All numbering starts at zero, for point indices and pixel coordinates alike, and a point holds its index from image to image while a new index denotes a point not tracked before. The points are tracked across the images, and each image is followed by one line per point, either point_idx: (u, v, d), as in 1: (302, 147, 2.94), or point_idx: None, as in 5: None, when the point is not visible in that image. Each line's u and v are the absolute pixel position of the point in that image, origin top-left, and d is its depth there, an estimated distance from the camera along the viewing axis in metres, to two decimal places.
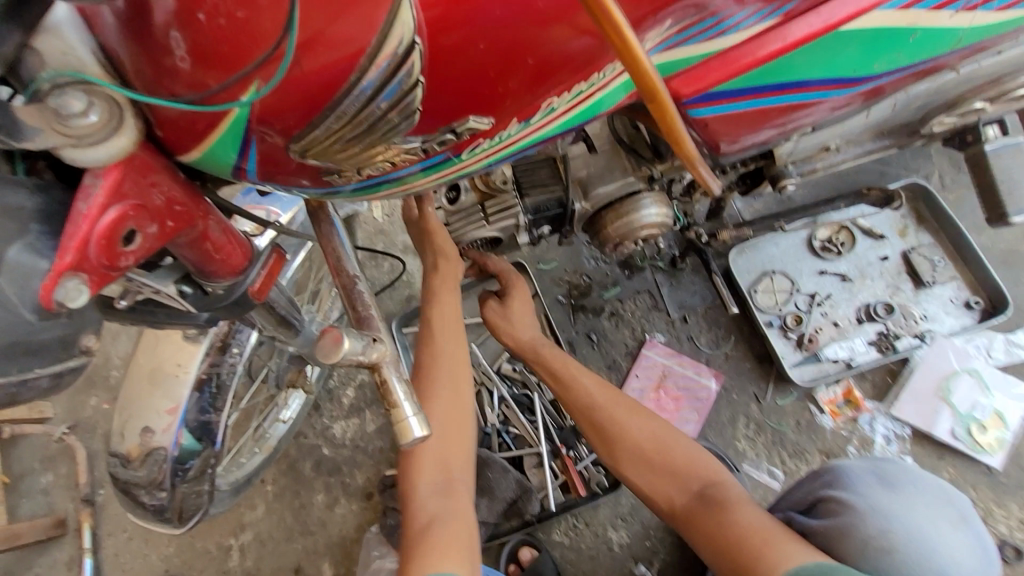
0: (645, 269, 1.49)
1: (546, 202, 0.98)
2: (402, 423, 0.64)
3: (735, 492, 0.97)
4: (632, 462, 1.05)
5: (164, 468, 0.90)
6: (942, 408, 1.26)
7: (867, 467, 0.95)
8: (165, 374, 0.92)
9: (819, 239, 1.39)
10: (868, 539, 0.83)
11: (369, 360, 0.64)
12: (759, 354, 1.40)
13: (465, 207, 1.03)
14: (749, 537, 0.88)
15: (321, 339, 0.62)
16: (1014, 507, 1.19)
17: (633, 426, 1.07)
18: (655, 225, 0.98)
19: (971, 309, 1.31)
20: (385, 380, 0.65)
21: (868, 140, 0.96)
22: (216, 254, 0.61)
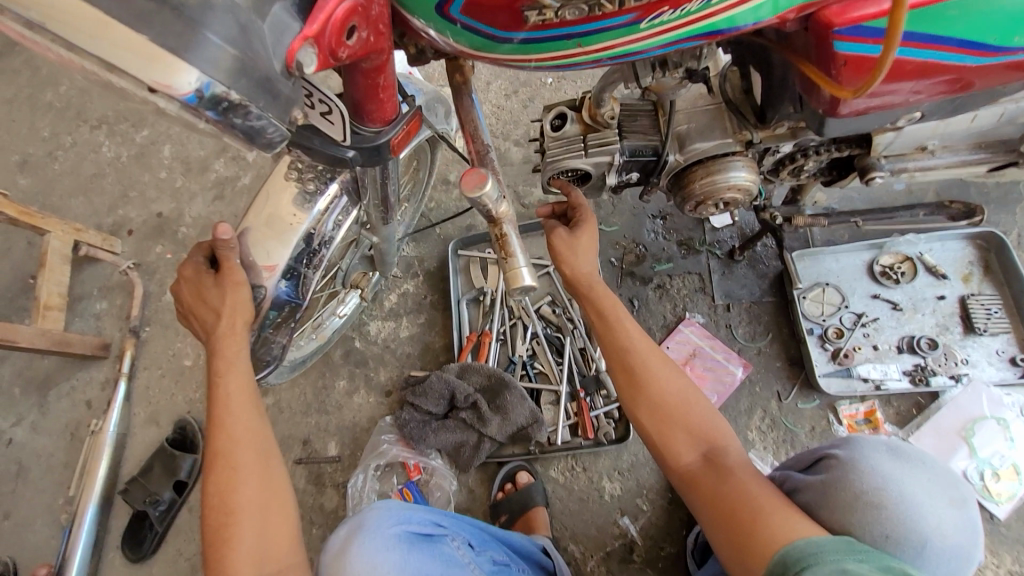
0: (701, 253, 1.55)
1: (642, 148, 1.02)
2: (513, 270, 0.73)
3: (743, 461, 0.87)
4: (652, 414, 0.93)
5: (257, 305, 0.95)
6: (960, 446, 1.26)
7: (878, 438, 0.85)
8: (281, 224, 0.93)
9: (879, 265, 1.41)
10: (859, 495, 0.76)
11: (495, 211, 0.73)
12: (792, 357, 1.42)
13: (566, 136, 1.02)
14: (748, 509, 0.79)
15: (465, 176, 0.70)
16: (1007, 558, 1.20)
17: (663, 376, 0.94)
18: (740, 188, 1.01)
19: (1014, 365, 1.30)
20: (503, 234, 0.75)
21: (965, 149, 0.98)
22: (380, 93, 0.68)
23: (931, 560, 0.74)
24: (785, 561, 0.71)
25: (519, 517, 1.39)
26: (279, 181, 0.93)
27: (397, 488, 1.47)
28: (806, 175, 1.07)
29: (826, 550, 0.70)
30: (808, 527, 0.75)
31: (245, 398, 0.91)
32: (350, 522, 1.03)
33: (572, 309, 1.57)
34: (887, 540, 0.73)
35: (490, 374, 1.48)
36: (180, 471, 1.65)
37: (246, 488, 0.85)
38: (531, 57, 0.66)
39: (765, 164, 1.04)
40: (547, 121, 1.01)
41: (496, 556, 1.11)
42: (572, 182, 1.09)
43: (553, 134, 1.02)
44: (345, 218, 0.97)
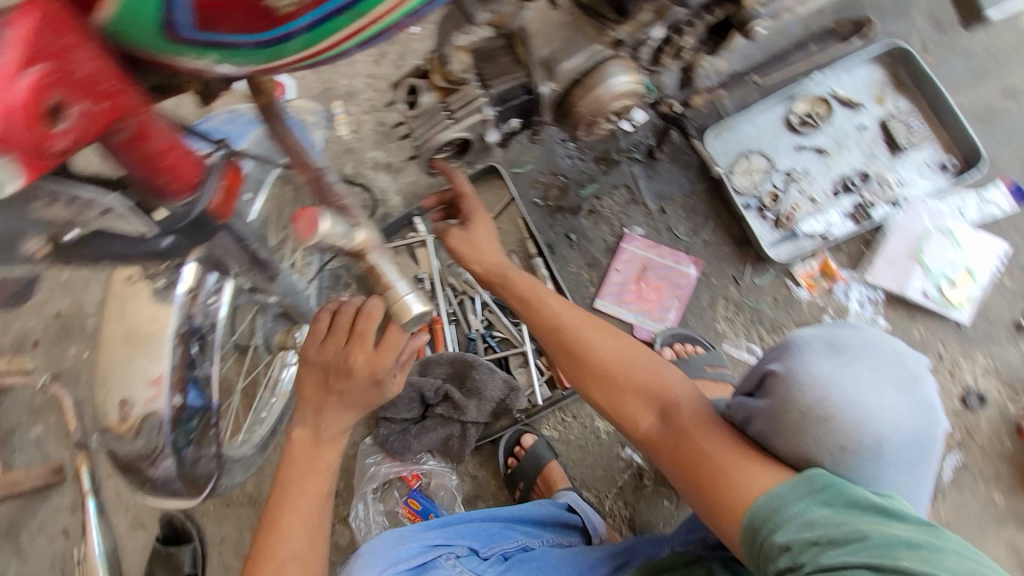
0: (622, 163, 1.46)
1: (511, 90, 0.90)
2: (398, 304, 0.53)
3: (695, 412, 0.86)
4: (597, 386, 0.93)
5: (163, 436, 0.78)
6: (914, 267, 1.25)
7: (815, 333, 0.81)
8: (143, 337, 0.77)
9: (796, 114, 1.35)
10: (807, 413, 0.74)
11: (352, 245, 0.53)
12: (737, 238, 1.38)
13: (425, 110, 0.89)
14: (708, 466, 0.81)
15: (294, 219, 0.50)
16: (979, 358, 1.22)
17: (599, 344, 0.95)
18: (626, 93, 0.91)
19: (944, 171, 1.28)
20: (373, 266, 0.54)
21: None
22: (163, 163, 0.51)
23: (889, 457, 0.74)
24: (754, 525, 0.73)
25: (537, 477, 1.38)
26: (127, 287, 0.78)
27: (403, 501, 1.44)
28: (690, 51, 0.98)
29: (790, 501, 0.72)
30: (769, 471, 0.77)
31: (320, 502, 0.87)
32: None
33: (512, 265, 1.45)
34: (840, 450, 0.73)
35: (452, 360, 1.41)
36: (185, 563, 1.58)
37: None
38: None
39: (644, 56, 0.94)
40: (397, 99, 0.87)
41: (524, 542, 1.10)
42: (454, 155, 0.99)
43: (411, 112, 0.89)
44: (219, 297, 0.83)
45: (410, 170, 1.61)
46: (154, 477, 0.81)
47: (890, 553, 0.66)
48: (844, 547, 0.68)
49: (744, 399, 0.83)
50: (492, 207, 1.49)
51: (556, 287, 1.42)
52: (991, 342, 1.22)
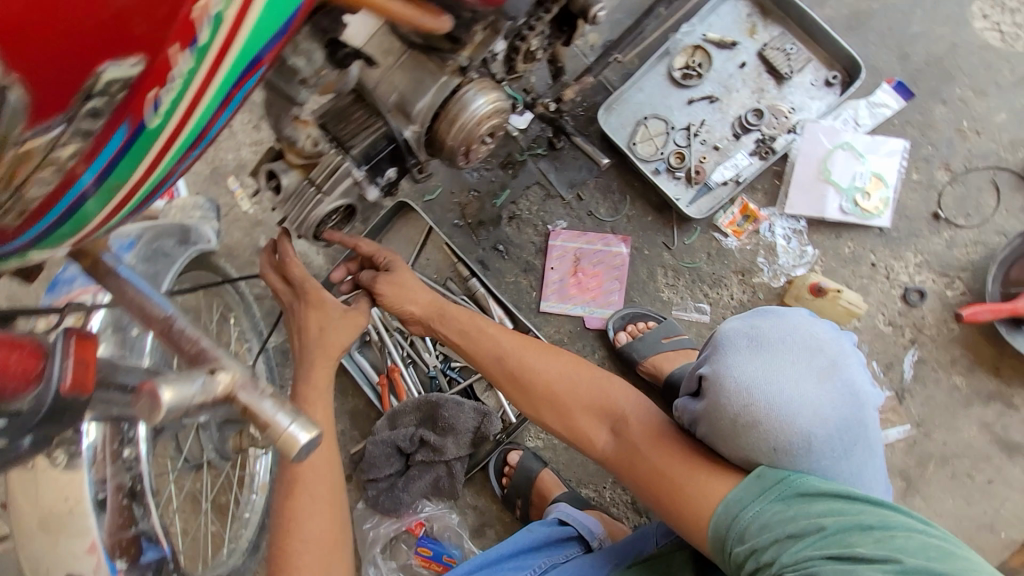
0: (527, 162, 1.43)
1: (375, 143, 0.87)
2: (284, 437, 0.49)
3: (646, 427, 0.94)
4: (550, 411, 1.00)
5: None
6: (827, 188, 1.26)
7: (741, 328, 0.88)
8: (60, 518, 0.71)
9: (677, 69, 1.34)
10: (737, 418, 0.83)
11: (214, 396, 0.49)
12: (657, 205, 1.38)
13: (291, 191, 0.85)
14: (665, 478, 0.89)
15: (135, 398, 0.44)
16: (910, 255, 1.23)
17: (543, 367, 1.01)
18: (491, 113, 0.88)
19: (831, 86, 1.28)
20: (247, 406, 0.50)
21: None
22: None
23: (823, 449, 0.81)
24: (720, 535, 0.82)
25: (532, 493, 1.37)
26: (20, 475, 0.71)
27: (413, 552, 1.42)
28: (544, 49, 0.95)
29: (752, 508, 0.81)
30: (722, 480, 0.85)
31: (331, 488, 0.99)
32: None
33: (451, 293, 1.43)
34: (772, 450, 0.81)
35: (418, 405, 1.39)
36: None
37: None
38: (116, 214, 0.51)
39: (497, 71, 0.92)
40: (261, 187, 0.85)
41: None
42: (342, 222, 0.95)
43: (278, 197, 0.86)
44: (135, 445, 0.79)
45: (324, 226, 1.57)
46: None
47: (846, 539, 0.75)
48: (804, 540, 0.76)
49: (687, 402, 0.91)
50: (414, 240, 1.46)
51: (498, 302, 1.40)
52: (916, 237, 1.23)
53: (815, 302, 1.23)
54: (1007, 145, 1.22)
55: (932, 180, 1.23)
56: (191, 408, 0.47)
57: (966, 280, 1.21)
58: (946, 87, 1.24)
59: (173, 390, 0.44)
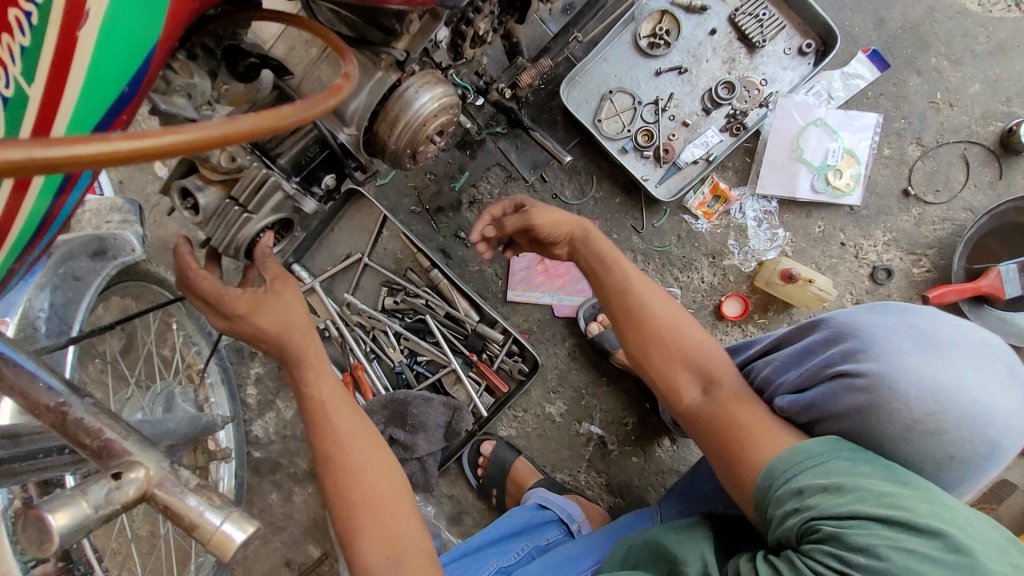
0: (486, 141, 1.33)
1: (304, 149, 0.79)
2: (214, 538, 0.43)
3: (740, 387, 0.77)
4: (643, 346, 0.82)
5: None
6: (799, 167, 1.21)
7: (895, 325, 0.70)
8: None
9: (643, 37, 1.25)
10: (912, 423, 0.65)
11: (122, 506, 0.43)
12: (625, 185, 1.31)
13: (212, 212, 0.76)
14: (742, 437, 0.72)
15: (21, 529, 0.39)
16: (879, 234, 1.21)
17: (653, 301, 0.83)
18: (438, 111, 0.79)
19: (805, 56, 1.20)
20: (165, 504, 0.44)
21: None
22: None
23: (997, 466, 0.66)
24: (771, 476, 0.67)
25: (507, 483, 1.33)
26: None
27: None
28: (493, 30, 0.86)
29: (812, 457, 0.67)
30: (799, 437, 0.71)
31: (364, 433, 0.80)
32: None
33: (412, 285, 1.38)
34: (948, 460, 0.65)
35: (384, 403, 1.32)
36: None
37: (416, 548, 0.76)
38: None
39: (442, 59, 0.82)
40: (175, 205, 0.75)
41: (498, 563, 1.03)
42: (280, 233, 0.85)
43: (199, 219, 0.77)
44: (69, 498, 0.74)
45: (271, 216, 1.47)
46: None
47: (903, 499, 0.61)
48: (857, 493, 0.62)
49: (798, 398, 0.73)
50: (369, 230, 1.39)
51: (463, 293, 1.34)
52: (886, 215, 1.20)
53: (786, 287, 1.20)
54: (978, 118, 1.18)
55: (903, 155, 1.19)
56: (94, 526, 0.41)
57: (933, 257, 1.20)
58: (922, 56, 1.18)
59: (66, 515, 0.39)
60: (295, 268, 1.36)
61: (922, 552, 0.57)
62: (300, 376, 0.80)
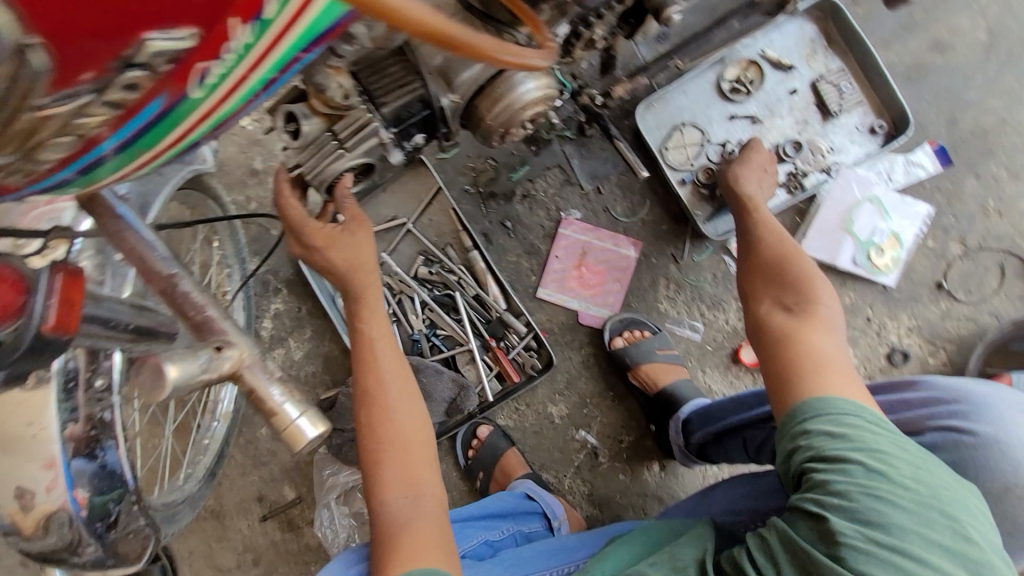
0: (553, 142, 1.37)
1: (408, 105, 0.82)
2: (289, 428, 0.49)
3: (828, 333, 0.84)
4: (761, 278, 0.94)
5: (77, 526, 0.73)
6: (845, 238, 1.25)
7: (1000, 396, 0.80)
8: (19, 439, 0.71)
9: (727, 81, 1.30)
10: (1007, 486, 0.75)
11: (219, 376, 0.47)
12: (675, 215, 1.36)
13: (311, 139, 0.80)
14: (809, 361, 0.80)
15: (136, 373, 0.42)
16: (904, 318, 1.25)
17: (792, 250, 0.95)
18: (539, 100, 0.84)
19: (875, 134, 1.25)
20: (252, 388, 0.49)
21: None
22: None
23: None
24: (800, 408, 0.76)
25: (495, 469, 1.37)
26: None
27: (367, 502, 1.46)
28: (603, 39, 0.90)
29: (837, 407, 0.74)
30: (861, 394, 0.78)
31: (402, 380, 0.87)
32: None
33: (448, 259, 1.41)
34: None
35: None
36: None
37: (429, 511, 0.81)
38: (133, 164, 0.51)
39: (553, 53, 0.87)
40: (281, 130, 0.79)
41: (485, 537, 1.07)
42: (360, 177, 0.90)
43: (296, 144, 0.80)
44: (111, 373, 0.77)
45: None
46: (78, 564, 0.76)
47: (888, 457, 0.70)
48: (854, 443, 0.71)
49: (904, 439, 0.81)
50: (420, 198, 1.43)
51: (496, 279, 1.39)
52: (916, 301, 1.25)
53: None
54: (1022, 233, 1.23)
55: (945, 250, 1.24)
56: (195, 386, 0.45)
57: (950, 352, 1.24)
58: (984, 162, 1.23)
59: (179, 369, 0.43)
60: None
61: (892, 500, 0.68)
62: (358, 311, 0.88)
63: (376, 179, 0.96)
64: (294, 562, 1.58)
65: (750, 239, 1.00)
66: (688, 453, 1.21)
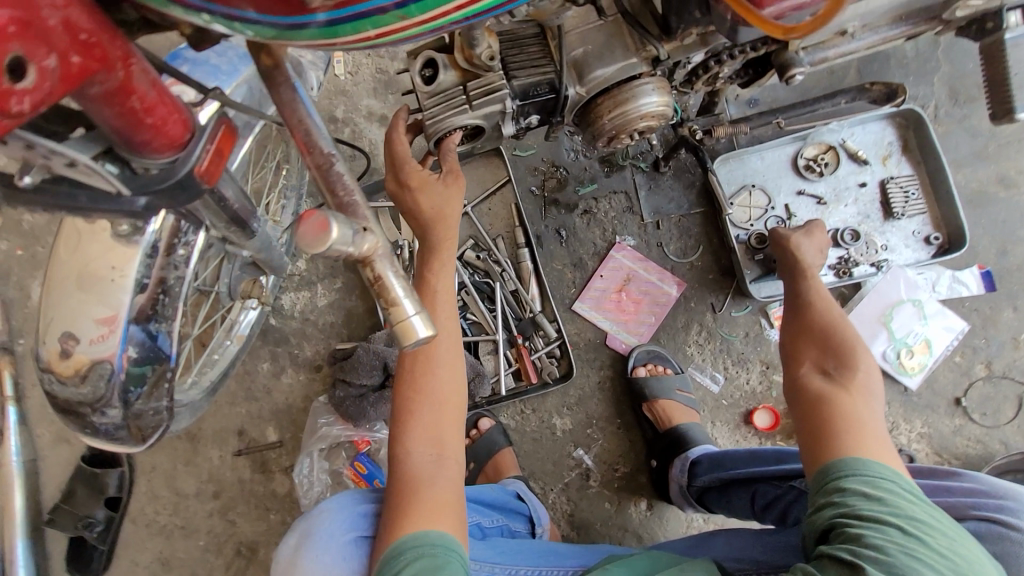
0: (625, 168, 1.44)
1: (537, 85, 0.86)
2: (402, 322, 0.49)
3: (866, 397, 0.89)
4: (804, 339, 1.00)
5: (112, 385, 0.73)
6: (880, 331, 1.30)
7: None
8: (95, 280, 0.71)
9: (804, 158, 1.36)
10: None
11: (359, 253, 0.48)
12: (723, 268, 1.40)
13: (443, 90, 0.84)
14: (845, 424, 0.85)
15: (298, 225, 0.45)
16: (917, 423, 1.28)
17: (838, 317, 1.00)
18: (655, 115, 0.88)
19: (929, 244, 1.31)
20: (378, 276, 0.50)
21: (886, 26, 0.88)
22: (145, 117, 0.47)
23: None
24: (836, 468, 0.80)
25: (487, 463, 1.36)
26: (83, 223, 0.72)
27: (349, 463, 1.45)
28: (723, 79, 0.96)
29: (873, 471, 0.79)
30: (896, 461, 0.82)
31: (453, 342, 0.85)
32: (297, 529, 0.83)
33: (496, 250, 1.43)
34: None
35: None
36: (108, 488, 1.54)
37: (444, 480, 0.79)
38: (330, 41, 0.50)
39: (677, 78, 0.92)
40: (417, 75, 0.83)
41: (478, 521, 1.07)
42: (466, 137, 0.93)
43: (427, 88, 0.84)
44: (192, 248, 0.75)
45: None
46: (96, 424, 0.76)
47: (923, 525, 0.73)
48: (889, 507, 0.75)
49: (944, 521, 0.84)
50: (486, 185, 1.47)
51: (538, 281, 1.42)
52: (932, 410, 1.28)
53: None
54: None
55: (970, 369, 1.28)
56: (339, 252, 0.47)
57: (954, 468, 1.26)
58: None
59: (339, 229, 0.45)
60: None
61: (926, 562, 0.69)
62: (428, 261, 0.90)
63: (476, 146, 0.99)
64: (254, 507, 1.54)
65: (800, 301, 1.05)
66: (687, 494, 1.24)
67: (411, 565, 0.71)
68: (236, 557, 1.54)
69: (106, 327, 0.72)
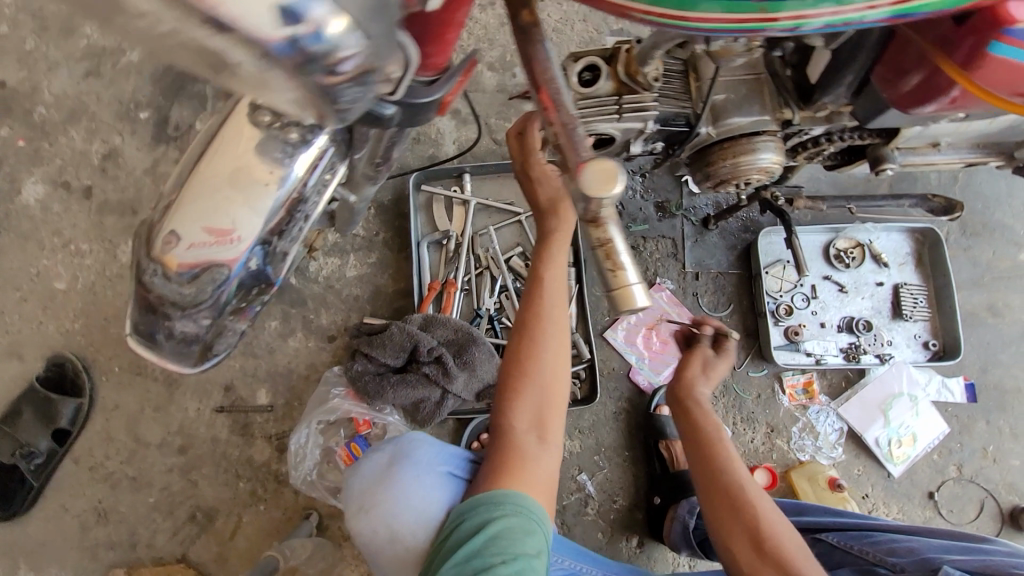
0: (676, 217, 1.53)
1: (674, 116, 0.93)
2: (624, 289, 0.52)
3: None
4: (734, 529, 0.97)
5: (218, 293, 0.69)
6: (879, 417, 1.43)
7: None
8: (235, 185, 0.66)
9: (835, 248, 1.49)
10: None
11: (606, 214, 0.51)
12: (747, 329, 1.49)
13: (597, 97, 0.88)
14: None
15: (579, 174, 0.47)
16: (893, 507, 1.39)
17: (751, 492, 0.99)
18: (766, 170, 0.95)
19: (926, 348, 1.46)
20: (608, 241, 0.52)
21: (967, 148, 1.02)
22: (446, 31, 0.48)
23: None
24: None
25: None
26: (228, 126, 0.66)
27: (344, 443, 1.38)
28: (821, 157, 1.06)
29: None
30: None
31: (562, 331, 0.98)
32: (393, 448, 1.10)
33: None
34: None
35: (456, 328, 1.37)
36: (60, 419, 1.38)
37: (546, 464, 0.95)
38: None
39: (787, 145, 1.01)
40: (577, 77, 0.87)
41: None
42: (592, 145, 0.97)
43: (581, 90, 0.88)
44: (333, 176, 0.72)
45: (475, 126, 1.58)
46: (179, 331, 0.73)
47: None
48: None
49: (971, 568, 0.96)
50: None
51: (578, 303, 1.45)
52: (906, 498, 1.40)
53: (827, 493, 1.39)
54: (1005, 485, 1.42)
55: (943, 467, 1.42)
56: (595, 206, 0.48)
57: None
58: (995, 412, 1.45)
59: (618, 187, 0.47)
60: (462, 175, 1.52)
61: None
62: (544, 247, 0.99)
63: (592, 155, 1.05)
64: (223, 471, 1.42)
65: (712, 480, 1.03)
66: (687, 538, 1.27)
67: (508, 517, 0.88)
68: (189, 523, 1.40)
69: (208, 237, 0.67)
